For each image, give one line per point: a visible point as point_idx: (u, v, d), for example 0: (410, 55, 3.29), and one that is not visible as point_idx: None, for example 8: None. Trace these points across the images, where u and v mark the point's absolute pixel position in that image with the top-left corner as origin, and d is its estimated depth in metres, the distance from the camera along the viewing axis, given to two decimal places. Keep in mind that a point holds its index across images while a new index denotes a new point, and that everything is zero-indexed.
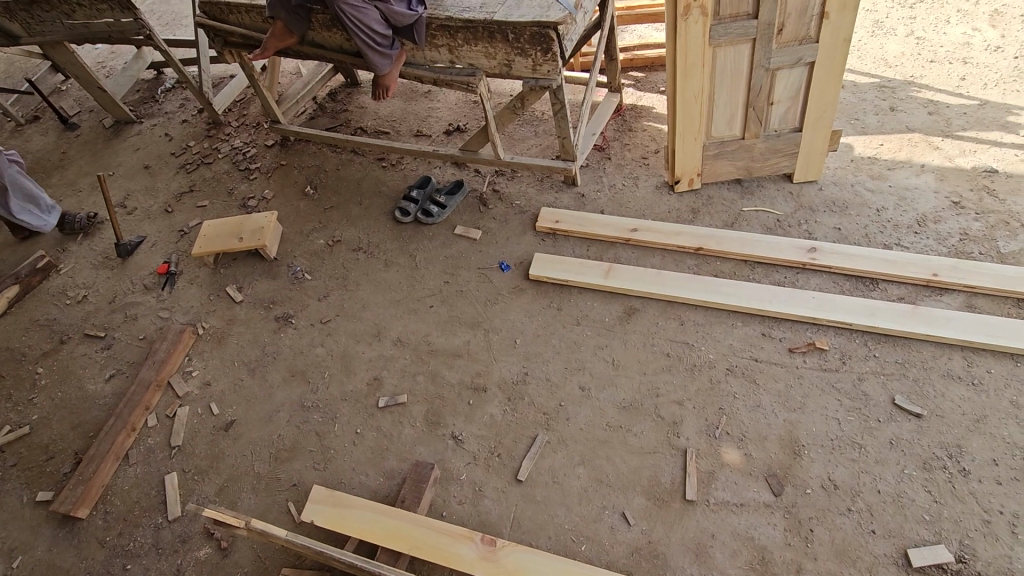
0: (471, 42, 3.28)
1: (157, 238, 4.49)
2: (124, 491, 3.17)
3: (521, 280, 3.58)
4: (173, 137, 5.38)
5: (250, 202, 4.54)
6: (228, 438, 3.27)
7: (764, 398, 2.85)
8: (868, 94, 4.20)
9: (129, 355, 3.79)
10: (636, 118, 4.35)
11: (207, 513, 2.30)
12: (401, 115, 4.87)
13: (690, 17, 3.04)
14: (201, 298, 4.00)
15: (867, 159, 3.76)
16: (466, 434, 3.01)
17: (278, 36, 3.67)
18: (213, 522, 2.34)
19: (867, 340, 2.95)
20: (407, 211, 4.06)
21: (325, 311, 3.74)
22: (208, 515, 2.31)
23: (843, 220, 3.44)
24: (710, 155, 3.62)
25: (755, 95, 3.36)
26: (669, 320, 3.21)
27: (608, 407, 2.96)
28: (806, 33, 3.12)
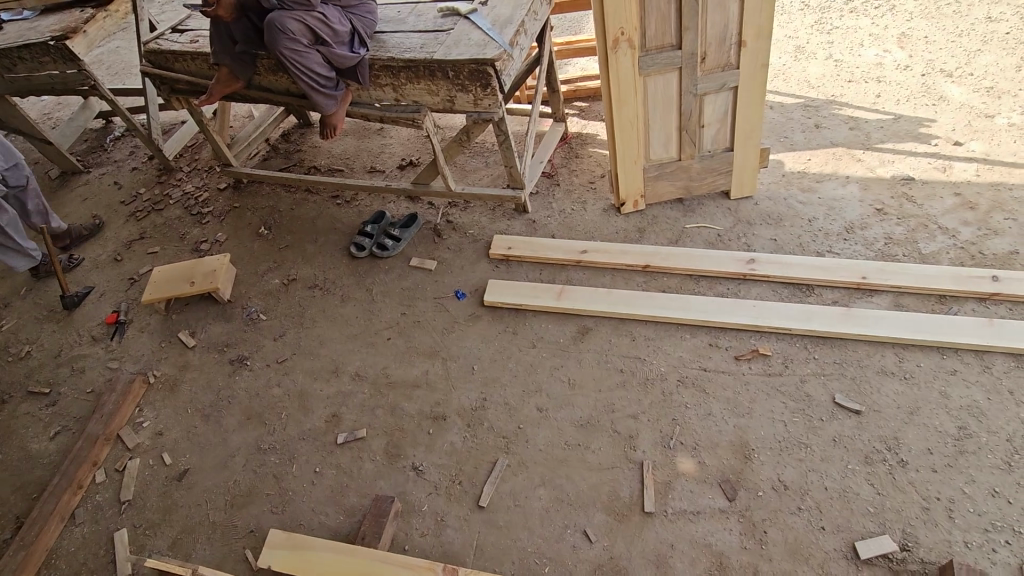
0: (413, 80, 3.40)
1: (106, 287, 4.40)
2: (70, 552, 3.02)
3: (477, 307, 3.63)
4: (122, 185, 5.32)
5: (203, 246, 4.50)
6: (182, 487, 3.17)
7: (714, 406, 2.93)
8: (794, 114, 4.48)
9: (76, 410, 3.66)
10: (582, 145, 4.52)
11: None
12: (354, 153, 4.94)
13: (619, 50, 3.23)
14: (151, 346, 3.91)
15: (797, 174, 3.99)
16: (426, 465, 3.00)
17: (224, 82, 3.73)
18: None
19: (807, 343, 3.08)
20: (362, 245, 4.09)
21: (282, 350, 3.70)
22: None
23: (779, 232, 3.62)
24: (651, 177, 3.79)
25: (686, 119, 3.55)
26: (621, 337, 3.30)
27: (566, 426, 3.00)
28: (727, 60, 3.35)
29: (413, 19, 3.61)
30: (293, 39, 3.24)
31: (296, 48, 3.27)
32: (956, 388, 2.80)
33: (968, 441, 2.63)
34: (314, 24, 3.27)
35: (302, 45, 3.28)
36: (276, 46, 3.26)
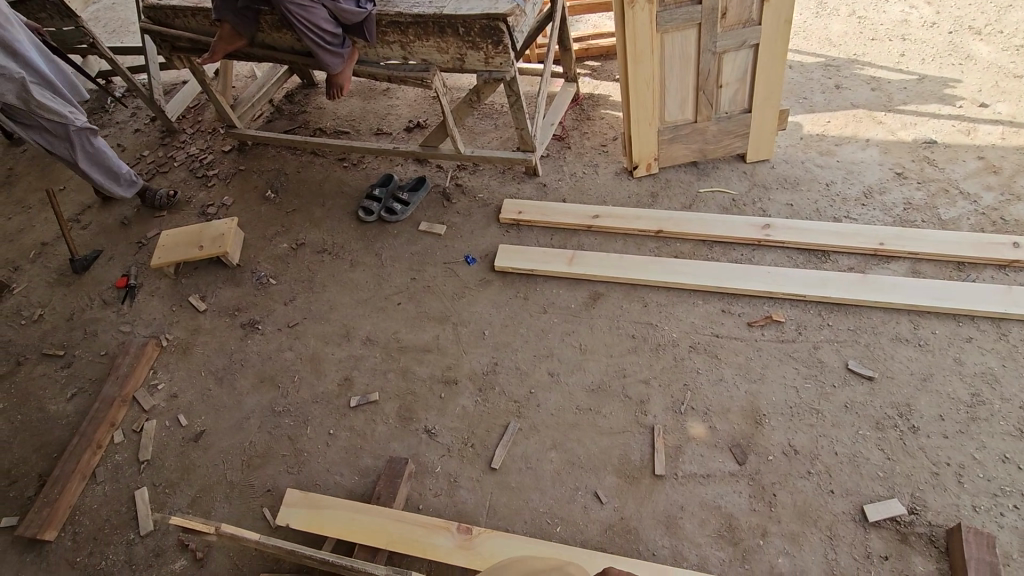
0: (422, 37, 3.28)
1: (114, 251, 4.39)
2: (93, 510, 3.11)
3: (488, 272, 3.60)
4: (126, 148, 5.25)
5: (209, 209, 4.46)
6: (199, 448, 3.23)
7: (725, 372, 2.94)
8: (814, 74, 4.33)
9: (91, 372, 3.71)
10: (594, 107, 4.40)
11: (175, 520, 2.26)
12: (360, 114, 4.83)
13: (636, 4, 3.09)
14: (162, 310, 3.92)
15: (815, 137, 3.88)
16: (439, 427, 3.03)
17: (227, 39, 3.60)
18: (180, 529, 2.30)
19: (821, 310, 3.06)
20: (370, 210, 4.05)
21: (292, 314, 3.71)
22: (177, 522, 2.26)
23: (795, 197, 3.55)
24: (666, 140, 3.69)
25: (704, 78, 3.43)
26: (632, 302, 3.28)
27: (578, 391, 3.02)
28: (749, 16, 3.20)
29: None
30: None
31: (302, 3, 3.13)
32: (971, 355, 2.79)
33: (980, 408, 2.63)
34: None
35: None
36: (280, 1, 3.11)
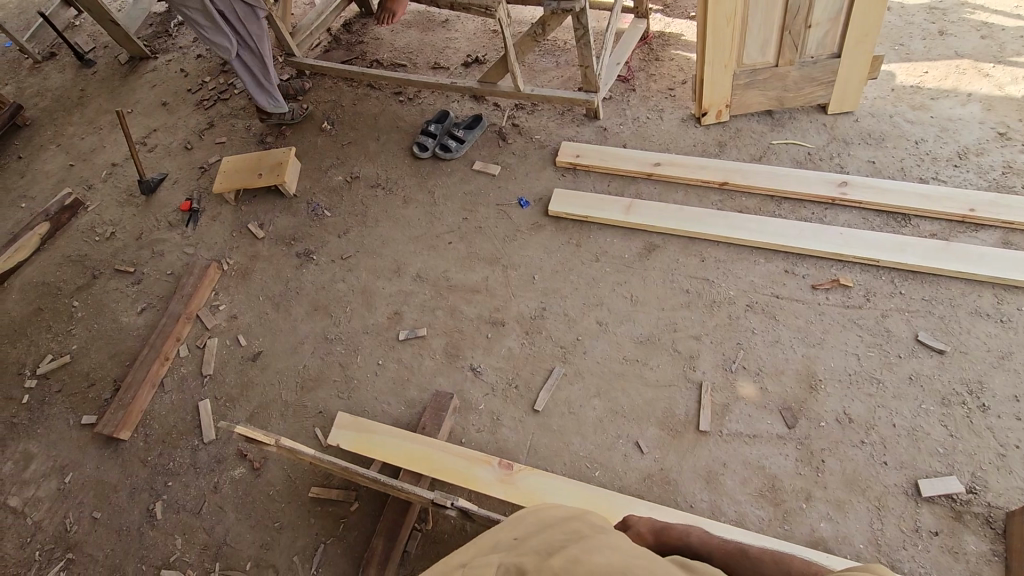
0: None
1: (178, 175, 4.53)
2: (162, 415, 3.36)
3: (541, 217, 3.53)
4: (188, 73, 5.32)
5: (268, 138, 4.51)
6: (257, 367, 3.40)
7: (783, 333, 2.83)
8: (916, 17, 3.89)
9: (159, 289, 3.91)
10: (664, 47, 4.12)
11: (239, 429, 2.38)
12: (417, 47, 4.69)
13: None
14: (223, 235, 4.05)
15: (909, 89, 3.51)
16: (484, 366, 3.08)
17: None
18: (244, 439, 2.43)
19: (894, 277, 2.87)
20: (425, 146, 3.99)
21: (345, 247, 3.77)
22: (240, 432, 2.38)
23: (878, 153, 3.27)
24: (741, 85, 3.42)
25: (792, 16, 3.10)
26: (689, 256, 3.16)
27: (626, 341, 2.98)
28: None
29: None
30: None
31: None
32: None
33: None
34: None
35: None
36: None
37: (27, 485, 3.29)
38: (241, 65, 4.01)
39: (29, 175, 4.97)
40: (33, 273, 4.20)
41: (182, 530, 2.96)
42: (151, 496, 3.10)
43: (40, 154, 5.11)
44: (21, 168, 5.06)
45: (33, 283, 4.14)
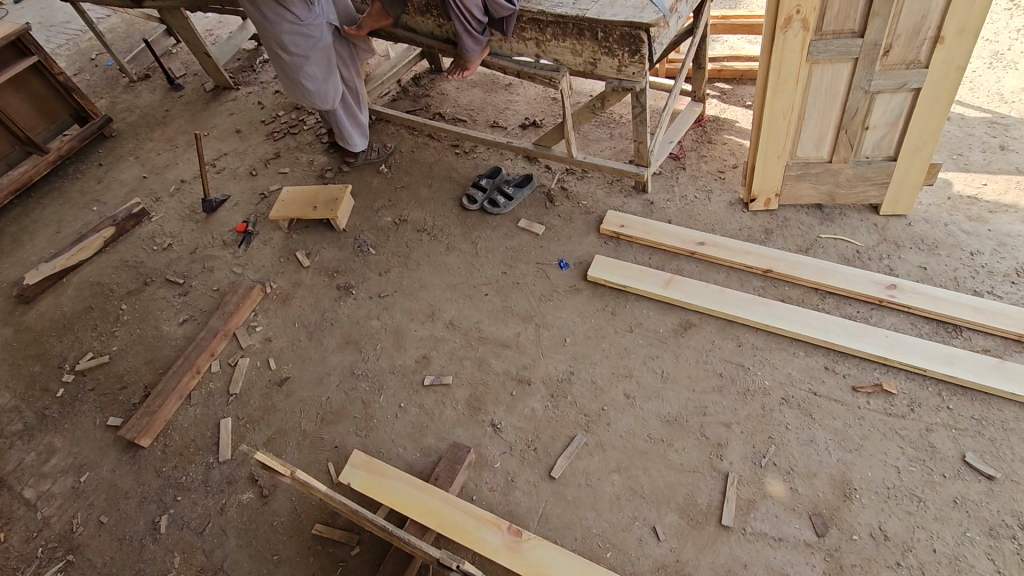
0: (560, 37, 3.18)
1: (240, 198, 4.78)
2: (183, 428, 3.41)
3: (579, 280, 3.56)
4: (264, 106, 5.70)
5: (327, 173, 4.74)
6: (282, 393, 3.44)
7: (818, 433, 2.72)
8: (976, 130, 3.81)
9: (202, 303, 4.06)
10: (717, 130, 4.22)
11: (258, 456, 2.18)
12: (479, 106, 4.93)
13: (789, 30, 2.86)
14: (271, 259, 4.21)
15: (966, 199, 3.44)
16: (504, 424, 3.04)
17: (374, 16, 3.68)
18: (261, 467, 2.22)
19: (941, 390, 2.75)
20: (474, 198, 4.11)
21: (384, 285, 3.86)
22: (258, 459, 2.18)
23: (931, 260, 3.20)
24: (792, 176, 3.44)
25: (849, 117, 3.13)
26: (726, 339, 3.11)
27: (652, 418, 2.91)
28: (916, 56, 2.84)
29: None
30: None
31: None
32: None
33: None
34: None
35: None
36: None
37: (44, 478, 3.35)
38: (340, 112, 4.08)
39: (106, 182, 5.34)
40: (92, 273, 4.44)
41: (183, 549, 2.94)
42: (159, 508, 3.11)
43: (119, 164, 5.51)
44: (100, 175, 5.45)
45: (89, 282, 4.37)
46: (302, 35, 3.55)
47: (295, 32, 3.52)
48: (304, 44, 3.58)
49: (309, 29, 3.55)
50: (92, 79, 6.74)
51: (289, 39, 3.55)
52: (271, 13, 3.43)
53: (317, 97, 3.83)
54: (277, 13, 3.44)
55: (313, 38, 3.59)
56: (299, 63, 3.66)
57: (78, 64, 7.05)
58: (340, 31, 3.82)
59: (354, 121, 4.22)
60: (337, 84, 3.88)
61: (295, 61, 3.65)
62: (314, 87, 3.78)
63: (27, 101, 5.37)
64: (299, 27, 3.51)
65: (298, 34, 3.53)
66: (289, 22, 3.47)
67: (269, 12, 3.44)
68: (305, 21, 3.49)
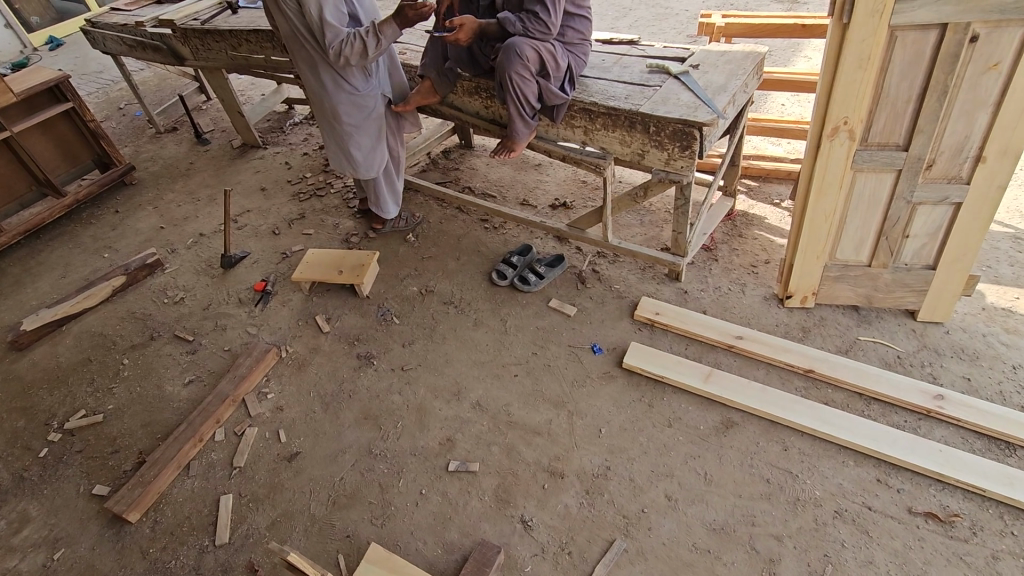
0: (609, 127, 3.26)
1: (260, 255, 4.68)
2: (178, 502, 3.11)
3: (613, 366, 3.45)
4: (292, 167, 5.74)
5: (352, 238, 4.70)
6: (291, 470, 3.19)
7: (877, 554, 2.54)
8: (1001, 244, 3.91)
9: (211, 364, 3.85)
10: (747, 225, 4.29)
11: (291, 556, 2.57)
12: (509, 183, 5.01)
13: (835, 139, 2.95)
14: (289, 322, 4.06)
15: (1001, 311, 3.46)
16: (536, 521, 2.81)
17: (423, 93, 3.76)
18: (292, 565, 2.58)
19: (1002, 513, 2.61)
20: (505, 274, 4.06)
21: (408, 358, 3.70)
22: (291, 558, 2.57)
23: (974, 370, 3.16)
24: (830, 276, 3.46)
25: (890, 225, 3.18)
26: (770, 442, 2.97)
27: (696, 525, 2.71)
28: (957, 172, 2.94)
29: (618, 69, 3.49)
30: (526, 65, 3.10)
31: (523, 74, 3.13)
32: None
33: None
34: (545, 54, 3.14)
35: (529, 73, 3.14)
36: (506, 67, 3.13)
37: (12, 553, 3.00)
38: (382, 179, 4.13)
39: (120, 229, 5.24)
40: (95, 323, 4.24)
41: None
42: None
43: (136, 212, 5.43)
44: (115, 221, 5.35)
45: (91, 332, 4.16)
46: (357, 105, 3.66)
47: (351, 101, 3.64)
48: (358, 113, 3.69)
49: (364, 100, 3.67)
50: (119, 127, 6.81)
51: (344, 108, 3.66)
52: (330, 83, 3.55)
53: (362, 165, 3.89)
54: (337, 83, 3.56)
55: (366, 109, 3.71)
56: (350, 132, 3.75)
57: (106, 112, 7.16)
58: (392, 103, 3.94)
59: (391, 191, 4.26)
60: (383, 153, 3.95)
61: (346, 129, 3.74)
62: (361, 155, 3.85)
63: (53, 145, 5.36)
64: (356, 98, 3.63)
65: (353, 103, 3.64)
66: (346, 91, 3.59)
67: (328, 82, 3.56)
68: (361, 92, 3.62)
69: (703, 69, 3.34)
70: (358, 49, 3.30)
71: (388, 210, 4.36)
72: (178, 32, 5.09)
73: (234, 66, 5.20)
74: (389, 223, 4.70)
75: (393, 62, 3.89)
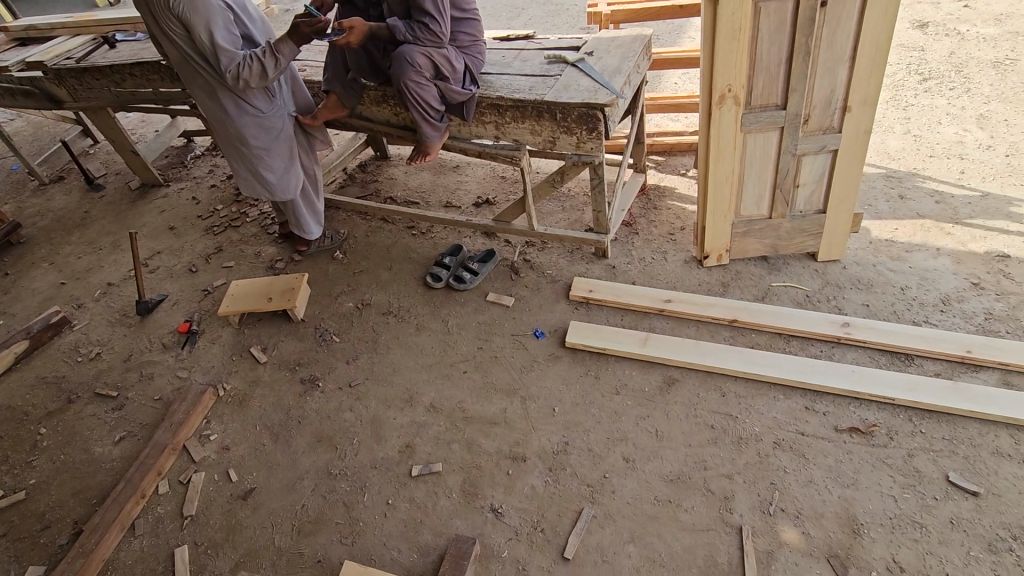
0: (519, 119, 3.37)
1: (179, 296, 4.44)
2: (127, 566, 2.91)
3: (557, 347, 3.56)
4: (200, 201, 5.47)
5: (277, 264, 4.56)
6: (248, 507, 3.06)
7: (815, 473, 2.79)
8: (876, 183, 4.37)
9: (142, 416, 3.62)
10: (660, 197, 4.54)
11: None
12: (430, 187, 5.03)
13: (723, 106, 3.21)
14: (221, 358, 3.88)
15: (885, 242, 3.88)
16: (506, 507, 2.87)
17: (330, 108, 3.73)
18: None
19: (911, 416, 2.94)
20: (439, 276, 4.08)
21: (354, 374, 3.65)
22: None
23: (871, 297, 3.53)
24: (739, 233, 3.74)
25: (782, 177, 3.50)
26: (709, 391, 3.19)
27: (655, 480, 2.87)
28: (830, 123, 3.28)
29: (518, 63, 3.61)
30: (419, 72, 3.20)
31: (419, 80, 3.23)
32: None
33: None
34: (439, 60, 3.22)
35: (424, 78, 3.24)
36: (400, 77, 3.20)
37: None
38: (300, 200, 4.06)
39: (14, 293, 4.80)
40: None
41: None
42: None
43: (30, 271, 4.99)
44: (6, 285, 4.89)
45: None
46: (264, 127, 3.58)
47: (256, 124, 3.55)
48: (266, 136, 3.61)
49: (271, 122, 3.59)
50: None
51: (251, 132, 3.56)
52: (232, 107, 3.45)
53: (278, 188, 3.80)
54: (239, 107, 3.46)
55: (274, 130, 3.63)
56: (260, 155, 3.66)
57: None
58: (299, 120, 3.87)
59: (311, 211, 4.18)
60: (299, 172, 3.88)
61: (256, 153, 3.64)
62: (275, 177, 3.76)
63: None
64: (261, 120, 3.55)
65: (259, 126, 3.56)
66: (250, 114, 3.50)
67: (230, 107, 3.45)
68: (266, 114, 3.54)
69: (597, 55, 3.53)
70: (257, 70, 3.23)
71: (311, 231, 4.28)
72: (50, 73, 4.72)
73: (119, 102, 4.89)
74: (315, 243, 4.60)
75: (294, 80, 3.82)
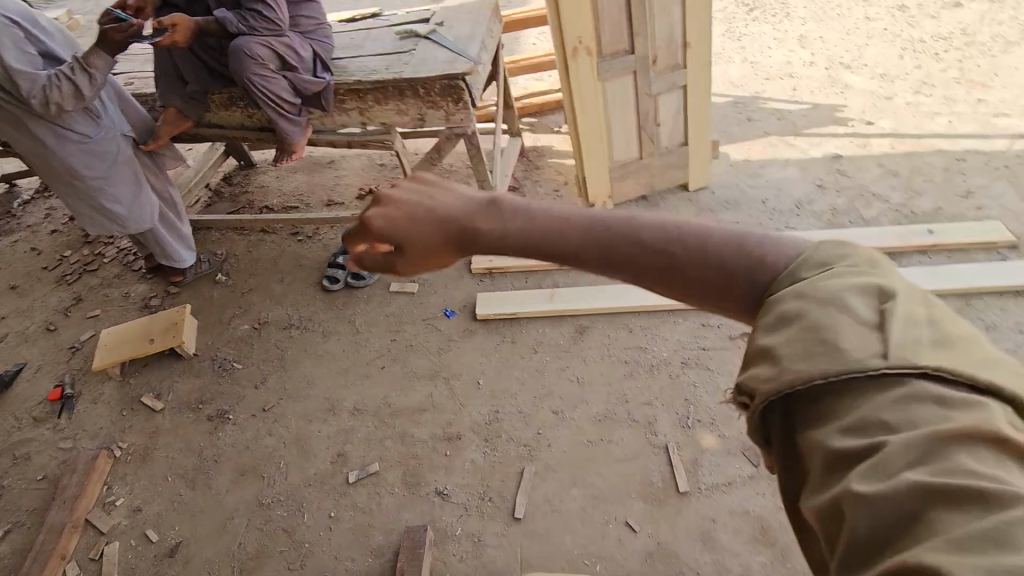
0: (381, 101, 3.26)
1: (40, 361, 3.91)
2: None
3: (470, 322, 3.58)
4: (41, 251, 4.80)
5: (153, 301, 4.14)
6: (178, 564, 2.84)
7: (721, 381, 3.06)
8: (727, 111, 4.76)
9: (27, 501, 3.19)
10: (539, 157, 4.64)
11: None
12: (307, 188, 4.77)
13: (578, 58, 3.31)
14: (109, 416, 3.50)
15: (743, 163, 4.25)
16: (450, 487, 2.89)
17: (171, 122, 3.40)
18: None
19: None
20: (336, 277, 3.92)
21: (266, 397, 3.45)
22: None
23: (740, 214, 3.87)
24: (617, 177, 3.92)
25: (644, 118, 3.70)
26: (617, 330, 3.37)
27: (585, 424, 3.01)
28: (675, 60, 3.50)
29: (370, 44, 3.47)
30: (261, 64, 3.03)
31: (263, 73, 3.05)
32: None
33: None
34: (281, 49, 3.07)
35: (269, 70, 3.07)
36: (242, 71, 3.03)
37: None
38: (161, 227, 3.69)
39: None
40: None
41: None
42: None
43: None
44: None
45: None
46: (95, 153, 3.19)
47: (85, 151, 3.15)
48: (100, 163, 3.22)
49: (102, 147, 3.20)
50: None
51: (80, 161, 3.16)
52: (50, 137, 3.04)
53: (130, 218, 3.42)
54: (59, 136, 3.06)
55: (109, 155, 3.24)
56: (99, 186, 3.26)
57: None
58: (139, 140, 3.48)
59: (177, 237, 3.82)
60: (152, 197, 3.51)
61: (93, 184, 3.25)
62: (123, 207, 3.38)
63: None
64: (90, 146, 3.15)
65: (89, 153, 3.16)
66: (74, 142, 3.10)
67: (47, 137, 3.04)
68: (94, 138, 3.15)
69: (448, 24, 3.48)
70: (68, 90, 2.86)
71: (182, 258, 3.92)
72: None
73: None
74: (192, 271, 4.23)
75: (123, 96, 3.41)
